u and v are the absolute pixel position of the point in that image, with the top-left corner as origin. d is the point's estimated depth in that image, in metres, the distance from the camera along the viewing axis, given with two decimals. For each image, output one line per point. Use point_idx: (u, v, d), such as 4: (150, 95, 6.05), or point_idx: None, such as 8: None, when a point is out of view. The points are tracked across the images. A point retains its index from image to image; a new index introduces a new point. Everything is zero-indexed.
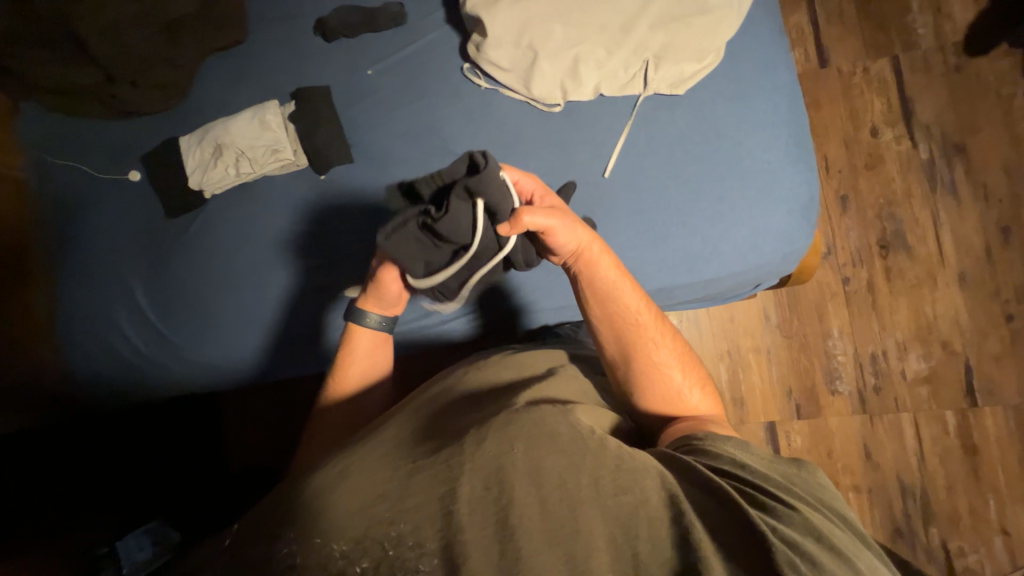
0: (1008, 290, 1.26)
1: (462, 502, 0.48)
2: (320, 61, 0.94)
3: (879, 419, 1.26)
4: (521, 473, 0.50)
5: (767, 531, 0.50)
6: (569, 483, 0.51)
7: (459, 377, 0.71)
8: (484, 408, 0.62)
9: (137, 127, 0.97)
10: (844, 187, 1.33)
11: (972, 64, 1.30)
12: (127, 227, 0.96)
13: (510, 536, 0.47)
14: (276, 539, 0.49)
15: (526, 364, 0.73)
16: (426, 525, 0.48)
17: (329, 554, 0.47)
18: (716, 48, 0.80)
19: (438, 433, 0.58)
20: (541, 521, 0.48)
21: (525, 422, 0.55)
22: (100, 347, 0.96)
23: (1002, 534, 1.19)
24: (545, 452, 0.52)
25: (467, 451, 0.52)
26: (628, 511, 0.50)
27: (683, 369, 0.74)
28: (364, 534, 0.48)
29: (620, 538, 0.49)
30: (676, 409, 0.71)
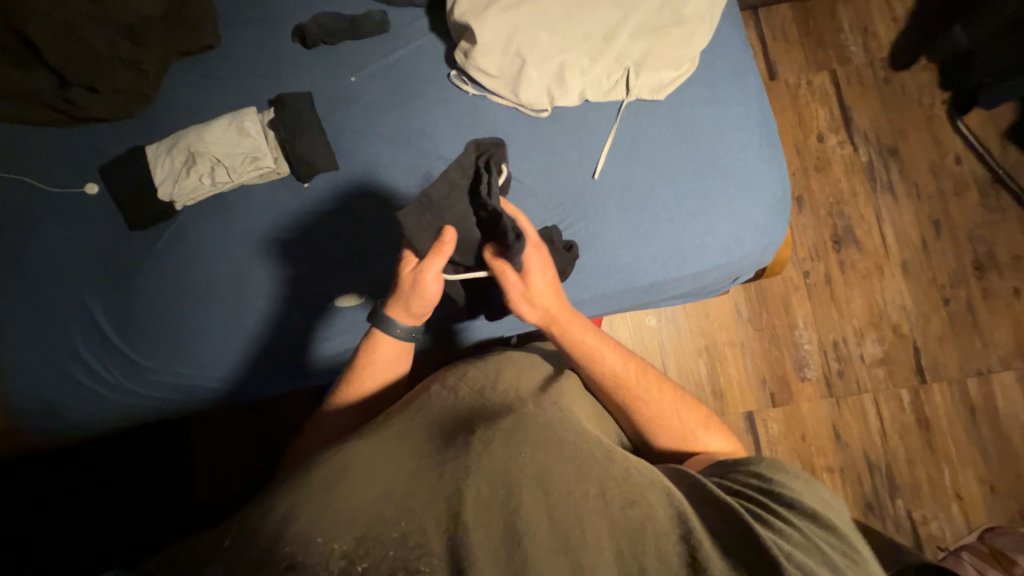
0: (943, 276, 1.40)
1: (470, 504, 0.45)
2: (300, 68, 0.93)
3: (844, 402, 1.35)
4: (529, 475, 0.49)
5: (770, 546, 0.48)
6: (576, 493, 0.49)
7: (457, 376, 0.67)
8: (485, 407, 0.60)
9: (95, 136, 0.91)
10: (798, 188, 1.44)
11: (898, 77, 1.47)
12: (83, 241, 0.89)
13: (518, 543, 0.43)
14: (259, 539, 0.44)
15: (521, 366, 0.72)
16: (430, 525, 0.45)
17: (326, 553, 0.42)
18: (691, 56, 0.86)
19: (441, 433, 0.56)
20: (551, 528, 0.46)
21: (531, 427, 0.56)
22: (53, 372, 0.86)
23: (957, 500, 1.30)
24: (553, 460, 0.52)
25: (477, 451, 0.51)
26: (636, 525, 0.48)
27: (685, 414, 0.73)
28: (365, 534, 0.44)
29: (627, 552, 0.46)
30: (689, 447, 0.71)
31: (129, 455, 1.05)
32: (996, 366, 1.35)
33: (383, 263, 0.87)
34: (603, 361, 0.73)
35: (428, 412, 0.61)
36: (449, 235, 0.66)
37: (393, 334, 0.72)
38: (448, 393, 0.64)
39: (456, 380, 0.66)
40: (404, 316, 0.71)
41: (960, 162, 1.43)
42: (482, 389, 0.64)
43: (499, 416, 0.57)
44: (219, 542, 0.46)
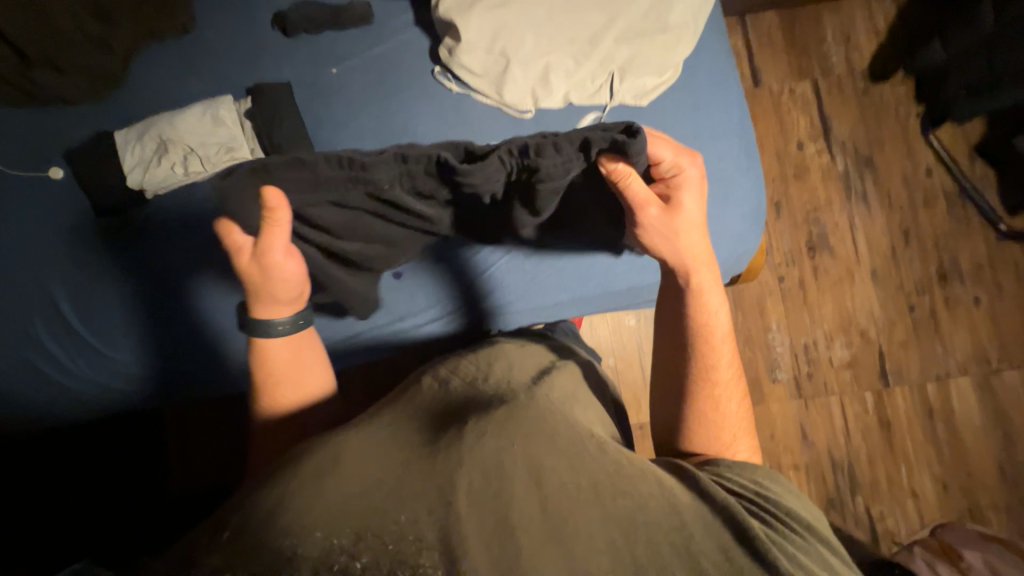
0: (909, 284, 1.45)
1: (463, 495, 0.44)
2: (279, 57, 0.90)
3: (812, 403, 1.40)
4: (521, 466, 0.48)
5: (766, 542, 0.47)
6: (568, 485, 0.48)
7: (449, 369, 0.67)
8: (476, 397, 0.60)
9: (61, 119, 0.87)
10: (777, 194, 1.47)
11: (876, 89, 1.50)
12: (46, 227, 0.85)
13: (510, 534, 0.42)
14: (247, 536, 0.41)
15: (515, 361, 0.70)
16: (423, 516, 0.43)
17: (325, 549, 0.39)
18: (675, 64, 0.86)
19: (437, 425, 0.55)
20: (542, 521, 0.44)
21: (525, 418, 0.54)
22: (17, 365, 0.84)
23: (913, 497, 1.36)
24: (544, 450, 0.50)
25: (471, 442, 0.50)
26: (628, 515, 0.46)
27: (745, 424, 0.70)
28: (359, 525, 0.41)
29: (621, 543, 0.44)
30: (725, 450, 0.67)
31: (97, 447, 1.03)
32: (954, 371, 1.42)
33: None
34: (711, 351, 0.70)
35: (421, 404, 0.61)
36: (275, 199, 0.58)
37: (277, 337, 0.70)
38: (439, 386, 0.64)
39: (449, 373, 0.66)
40: (275, 311, 0.69)
41: (930, 175, 1.48)
42: (473, 380, 0.64)
43: (491, 406, 0.57)
44: (210, 538, 0.43)
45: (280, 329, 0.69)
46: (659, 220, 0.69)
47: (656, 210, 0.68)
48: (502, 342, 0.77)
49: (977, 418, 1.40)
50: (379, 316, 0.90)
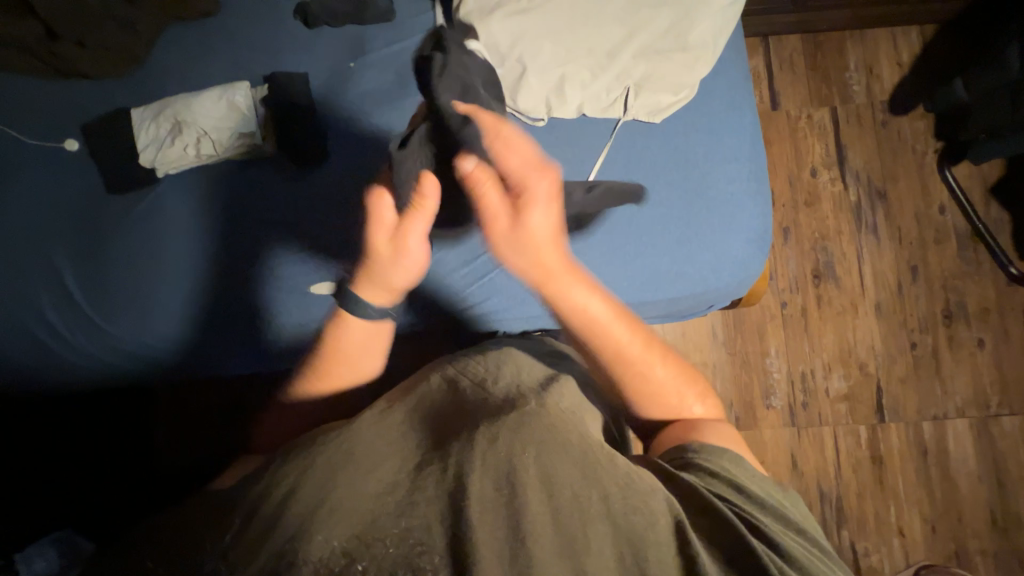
0: (913, 321, 1.44)
1: (473, 500, 0.42)
2: (299, 47, 0.91)
3: (805, 432, 1.39)
4: (533, 476, 0.45)
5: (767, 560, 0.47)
6: (580, 497, 0.45)
7: (459, 364, 0.62)
8: (487, 402, 0.54)
9: (80, 93, 0.88)
10: (786, 220, 1.46)
11: (895, 122, 1.49)
12: (58, 198, 0.86)
13: (519, 540, 0.41)
14: (258, 533, 0.40)
15: (527, 363, 0.66)
16: (433, 522, 0.41)
17: (326, 552, 0.39)
18: (691, 84, 0.86)
19: (447, 423, 0.51)
20: (553, 534, 0.43)
21: (540, 426, 0.48)
22: (20, 334, 0.85)
23: (899, 536, 1.35)
24: (556, 459, 0.47)
25: (480, 446, 0.46)
26: (639, 530, 0.45)
27: (685, 385, 0.71)
28: (367, 528, 0.40)
29: (628, 558, 0.44)
30: (670, 413, 0.69)
31: (93, 420, 1.04)
32: (951, 413, 1.40)
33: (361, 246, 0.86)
34: (607, 334, 0.67)
35: (428, 401, 0.55)
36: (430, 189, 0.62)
37: (361, 319, 0.70)
38: (449, 385, 0.58)
39: (457, 370, 0.60)
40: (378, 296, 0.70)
41: (943, 213, 1.47)
42: (483, 379, 0.58)
43: (501, 411, 0.51)
44: (218, 534, 0.42)
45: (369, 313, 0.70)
46: (504, 225, 0.64)
47: (496, 211, 0.64)
48: (511, 346, 0.72)
49: (971, 461, 1.38)
50: None
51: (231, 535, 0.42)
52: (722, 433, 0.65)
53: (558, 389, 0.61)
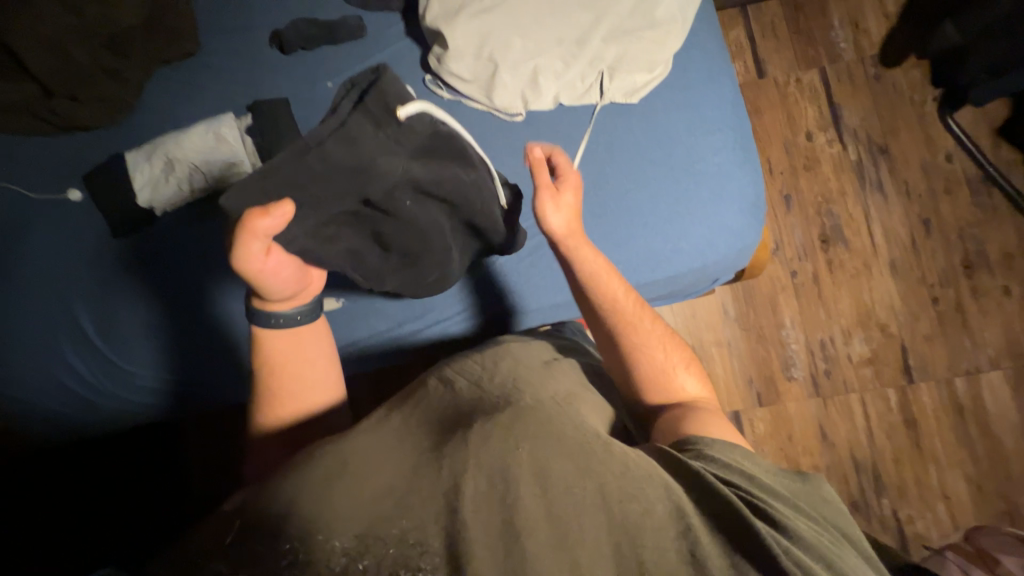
0: (932, 275, 1.39)
1: (468, 499, 0.42)
2: (278, 74, 0.94)
3: (831, 401, 1.35)
4: (527, 469, 0.45)
5: (776, 548, 0.45)
6: (574, 488, 0.45)
7: (451, 366, 0.62)
8: (481, 401, 0.54)
9: (79, 145, 0.92)
10: (787, 187, 1.43)
11: (888, 74, 1.45)
12: (67, 247, 0.90)
13: (515, 534, 0.41)
14: (254, 536, 0.41)
15: (521, 356, 0.66)
16: (431, 523, 0.41)
17: (328, 550, 0.40)
18: (665, 59, 0.86)
19: (443, 423, 0.51)
20: (548, 525, 0.43)
21: (531, 420, 0.49)
22: (41, 380, 0.88)
23: (944, 499, 1.30)
24: (552, 451, 0.47)
25: (475, 444, 0.46)
26: (635, 521, 0.45)
27: (670, 349, 0.72)
28: (366, 530, 0.41)
29: (625, 548, 0.44)
30: (661, 379, 0.70)
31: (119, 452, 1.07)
32: (984, 366, 1.35)
33: None
34: (608, 285, 0.71)
35: (426, 404, 0.55)
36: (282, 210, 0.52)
37: (270, 329, 0.67)
38: (447, 387, 0.57)
39: (454, 372, 0.60)
40: (274, 305, 0.66)
41: (951, 160, 1.42)
42: (478, 379, 0.59)
43: (496, 409, 0.51)
44: (211, 541, 0.42)
45: (274, 323, 0.66)
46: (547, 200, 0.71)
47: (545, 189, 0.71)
48: (509, 341, 0.72)
49: (1012, 415, 1.32)
50: (377, 322, 0.91)
51: (230, 536, 0.42)
52: (713, 422, 0.64)
53: (550, 378, 0.62)
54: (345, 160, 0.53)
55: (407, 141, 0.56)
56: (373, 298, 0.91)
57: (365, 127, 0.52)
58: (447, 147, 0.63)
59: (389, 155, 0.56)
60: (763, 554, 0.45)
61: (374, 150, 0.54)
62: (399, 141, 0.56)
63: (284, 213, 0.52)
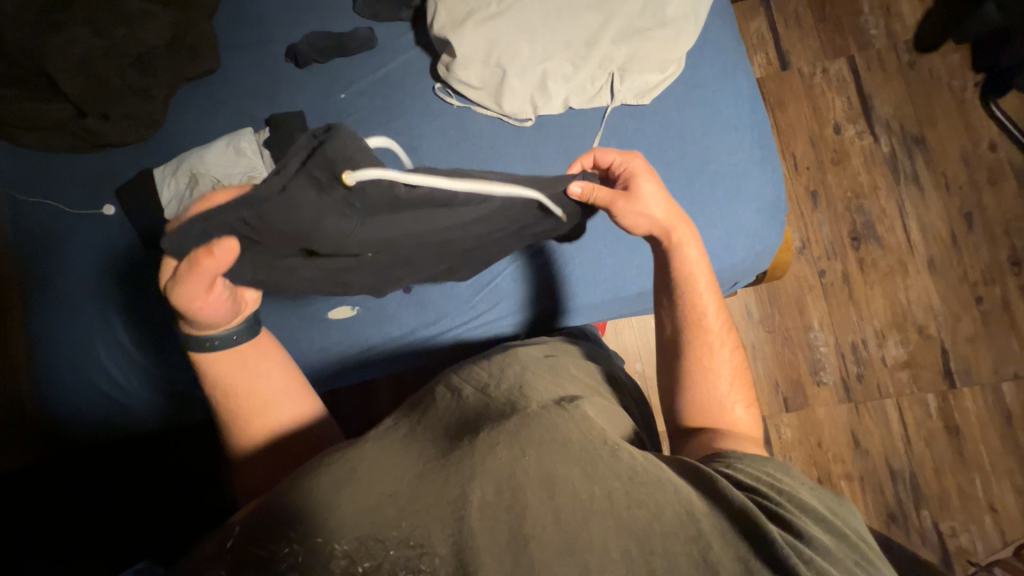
0: (975, 273, 1.30)
1: (473, 506, 0.41)
2: (294, 88, 0.97)
3: (864, 407, 1.29)
4: (533, 476, 0.44)
5: (792, 554, 0.42)
6: (581, 493, 0.43)
7: (459, 373, 0.62)
8: (488, 408, 0.53)
9: (112, 162, 0.97)
10: (813, 183, 1.37)
11: (923, 60, 1.37)
12: (105, 259, 0.95)
13: (522, 543, 0.40)
14: (256, 538, 0.43)
15: (524, 360, 0.65)
16: (436, 529, 0.40)
17: (327, 553, 0.40)
18: (678, 58, 0.85)
19: (451, 431, 0.51)
20: (555, 530, 0.41)
21: (536, 428, 0.49)
22: (80, 385, 0.93)
23: (991, 511, 1.21)
24: (559, 458, 0.46)
25: (483, 454, 0.46)
26: (644, 524, 0.42)
27: (735, 382, 0.69)
28: (368, 533, 0.41)
29: (635, 551, 0.41)
30: (716, 404, 0.67)
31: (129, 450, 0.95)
32: None
33: None
34: (700, 298, 0.71)
35: (434, 413, 0.55)
36: (224, 250, 0.53)
37: (209, 352, 0.66)
38: (454, 395, 0.57)
39: (461, 379, 0.60)
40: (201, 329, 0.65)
41: (994, 150, 1.33)
42: (485, 386, 0.58)
43: (503, 417, 0.51)
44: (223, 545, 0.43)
45: (211, 345, 0.66)
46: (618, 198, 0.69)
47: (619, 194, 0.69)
48: (517, 348, 0.71)
49: None
50: (390, 328, 0.91)
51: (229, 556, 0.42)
52: (748, 447, 0.62)
53: (558, 382, 0.61)
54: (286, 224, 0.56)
55: (355, 200, 0.56)
56: (385, 305, 0.91)
57: (306, 189, 0.54)
58: (415, 201, 0.61)
59: (336, 215, 0.58)
60: (779, 557, 0.42)
61: (316, 210, 0.56)
62: (347, 204, 0.56)
63: (228, 250, 0.54)
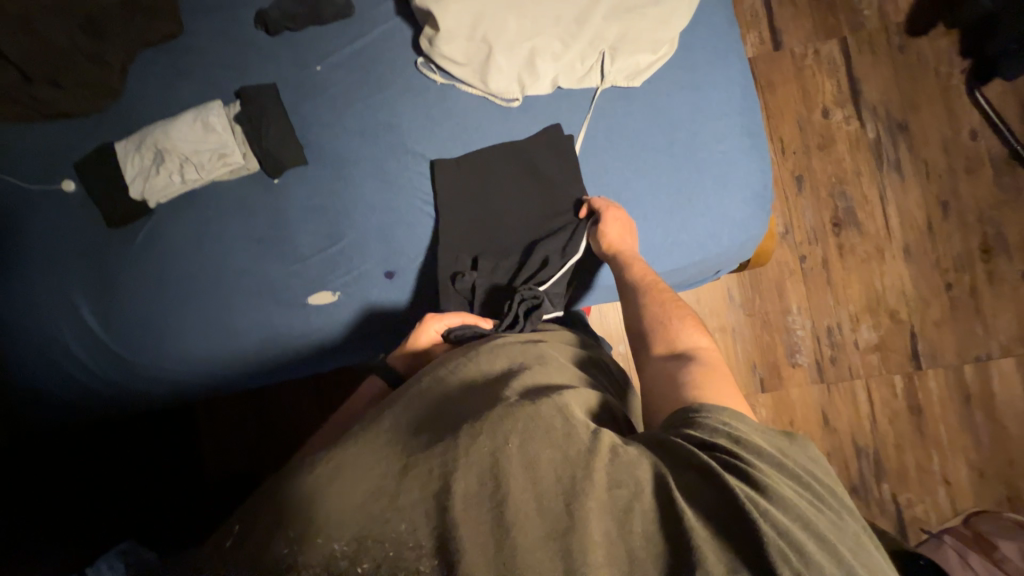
0: (947, 260, 1.34)
1: (458, 497, 0.41)
2: (266, 58, 0.91)
3: (835, 387, 1.34)
4: (517, 463, 0.43)
5: (755, 512, 0.42)
6: (565, 480, 0.43)
7: (448, 364, 0.61)
8: (474, 397, 0.53)
9: (67, 134, 0.90)
10: (799, 168, 1.37)
11: (913, 44, 1.36)
12: (70, 240, 0.90)
13: (508, 533, 0.40)
14: (250, 540, 0.42)
15: (511, 351, 0.64)
16: (421, 523, 0.41)
17: (327, 555, 0.39)
18: (670, 39, 0.85)
19: (436, 421, 0.50)
20: (541, 520, 0.41)
21: (521, 416, 0.46)
22: (46, 369, 0.89)
23: (944, 484, 1.30)
24: (542, 445, 0.45)
25: (464, 441, 0.44)
26: (623, 506, 0.43)
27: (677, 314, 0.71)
28: (361, 532, 0.40)
29: (617, 535, 0.42)
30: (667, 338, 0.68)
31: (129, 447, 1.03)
32: (995, 353, 1.32)
33: (362, 255, 0.88)
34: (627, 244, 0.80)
35: (422, 402, 0.54)
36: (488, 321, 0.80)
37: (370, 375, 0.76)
38: (441, 384, 0.57)
39: (449, 370, 0.59)
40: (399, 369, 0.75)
41: (975, 138, 1.35)
42: (471, 376, 0.58)
43: (487, 406, 0.49)
44: (222, 542, 0.44)
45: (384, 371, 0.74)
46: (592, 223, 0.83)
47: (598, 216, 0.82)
48: (504, 338, 0.70)
49: (1020, 403, 1.31)
50: (372, 314, 0.88)
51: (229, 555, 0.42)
52: (713, 378, 0.59)
53: (546, 372, 0.60)
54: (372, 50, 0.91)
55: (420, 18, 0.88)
56: (366, 291, 0.88)
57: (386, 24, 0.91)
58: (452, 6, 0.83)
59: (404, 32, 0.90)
60: (739, 514, 0.42)
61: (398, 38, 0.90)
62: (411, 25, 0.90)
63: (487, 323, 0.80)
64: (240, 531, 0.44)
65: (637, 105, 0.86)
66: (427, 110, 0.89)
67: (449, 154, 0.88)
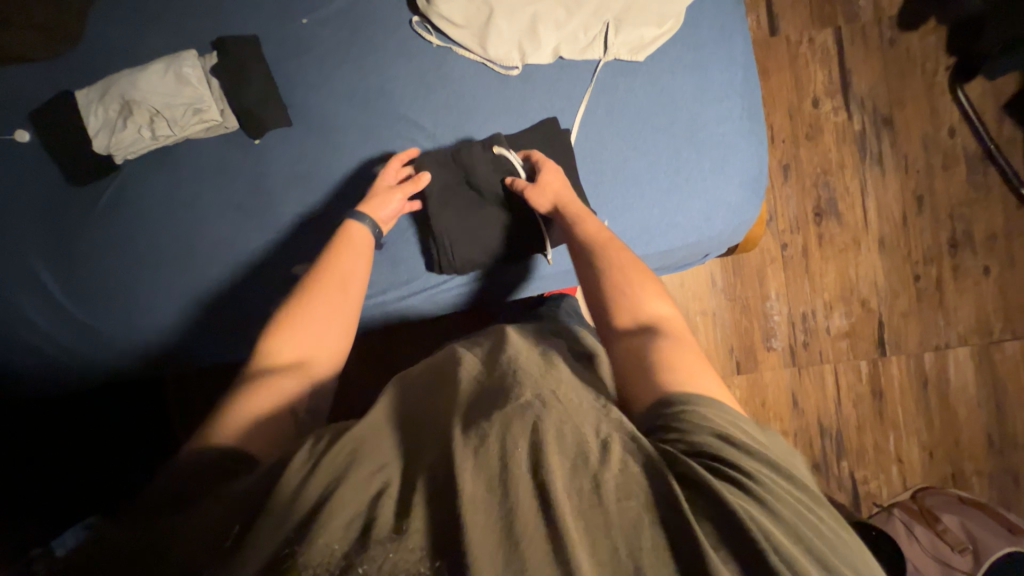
0: (918, 253, 1.40)
1: (466, 501, 0.41)
2: (247, 7, 0.84)
3: (805, 371, 1.40)
4: (525, 467, 0.44)
5: (758, 533, 0.43)
6: (575, 492, 0.44)
7: (453, 358, 0.60)
8: (481, 391, 0.52)
9: (18, 80, 0.82)
10: (786, 156, 1.39)
11: (904, 38, 1.38)
12: (25, 196, 0.82)
13: (517, 544, 0.40)
14: (252, 529, 0.42)
15: (517, 342, 0.63)
16: (426, 527, 0.41)
17: (326, 555, 0.39)
18: (676, 14, 0.83)
19: (442, 419, 0.50)
20: (548, 531, 0.41)
21: (531, 418, 0.47)
22: (2, 335, 0.83)
23: (898, 463, 1.39)
24: (552, 453, 0.45)
25: (474, 445, 0.45)
26: (634, 523, 0.43)
27: (647, 291, 0.70)
28: (365, 533, 0.41)
29: (625, 551, 0.41)
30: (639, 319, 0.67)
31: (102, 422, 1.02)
32: (953, 342, 1.40)
33: None
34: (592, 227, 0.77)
35: (429, 401, 0.54)
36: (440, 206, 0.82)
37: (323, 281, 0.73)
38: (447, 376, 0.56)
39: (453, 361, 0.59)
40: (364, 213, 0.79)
41: (953, 135, 1.39)
42: (478, 368, 0.56)
43: (495, 405, 0.49)
44: (221, 538, 0.43)
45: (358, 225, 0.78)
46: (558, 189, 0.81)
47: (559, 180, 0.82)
48: (510, 328, 0.69)
49: (971, 389, 1.40)
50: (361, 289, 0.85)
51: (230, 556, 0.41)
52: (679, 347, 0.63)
53: (553, 364, 0.59)
54: (365, 4, 0.85)
55: None
56: None
57: None
58: None
59: None
60: (745, 539, 0.42)
61: None
62: None
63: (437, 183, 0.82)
64: (242, 521, 0.43)
65: (639, 81, 0.84)
66: (423, 76, 0.85)
67: (446, 125, 0.85)
